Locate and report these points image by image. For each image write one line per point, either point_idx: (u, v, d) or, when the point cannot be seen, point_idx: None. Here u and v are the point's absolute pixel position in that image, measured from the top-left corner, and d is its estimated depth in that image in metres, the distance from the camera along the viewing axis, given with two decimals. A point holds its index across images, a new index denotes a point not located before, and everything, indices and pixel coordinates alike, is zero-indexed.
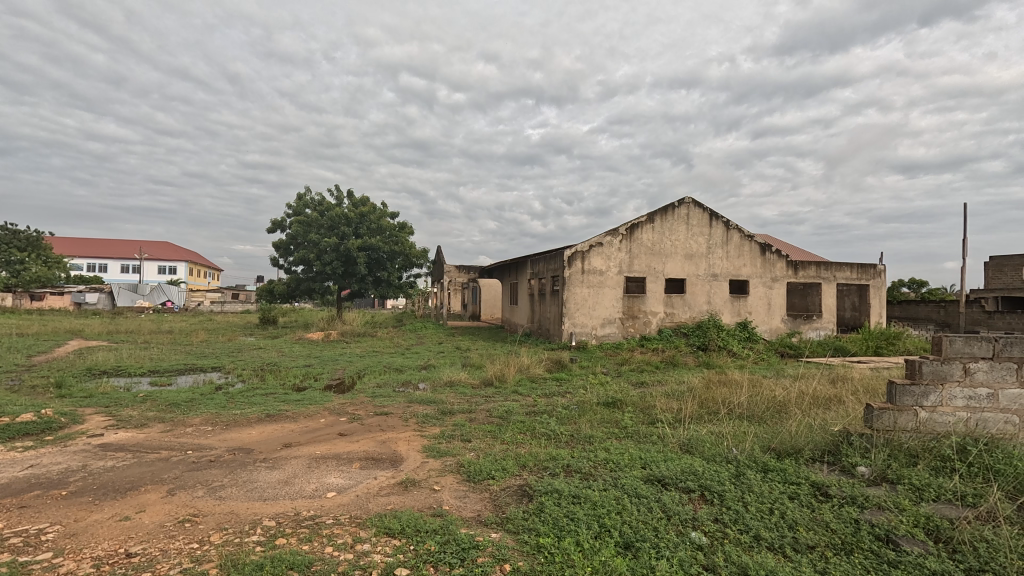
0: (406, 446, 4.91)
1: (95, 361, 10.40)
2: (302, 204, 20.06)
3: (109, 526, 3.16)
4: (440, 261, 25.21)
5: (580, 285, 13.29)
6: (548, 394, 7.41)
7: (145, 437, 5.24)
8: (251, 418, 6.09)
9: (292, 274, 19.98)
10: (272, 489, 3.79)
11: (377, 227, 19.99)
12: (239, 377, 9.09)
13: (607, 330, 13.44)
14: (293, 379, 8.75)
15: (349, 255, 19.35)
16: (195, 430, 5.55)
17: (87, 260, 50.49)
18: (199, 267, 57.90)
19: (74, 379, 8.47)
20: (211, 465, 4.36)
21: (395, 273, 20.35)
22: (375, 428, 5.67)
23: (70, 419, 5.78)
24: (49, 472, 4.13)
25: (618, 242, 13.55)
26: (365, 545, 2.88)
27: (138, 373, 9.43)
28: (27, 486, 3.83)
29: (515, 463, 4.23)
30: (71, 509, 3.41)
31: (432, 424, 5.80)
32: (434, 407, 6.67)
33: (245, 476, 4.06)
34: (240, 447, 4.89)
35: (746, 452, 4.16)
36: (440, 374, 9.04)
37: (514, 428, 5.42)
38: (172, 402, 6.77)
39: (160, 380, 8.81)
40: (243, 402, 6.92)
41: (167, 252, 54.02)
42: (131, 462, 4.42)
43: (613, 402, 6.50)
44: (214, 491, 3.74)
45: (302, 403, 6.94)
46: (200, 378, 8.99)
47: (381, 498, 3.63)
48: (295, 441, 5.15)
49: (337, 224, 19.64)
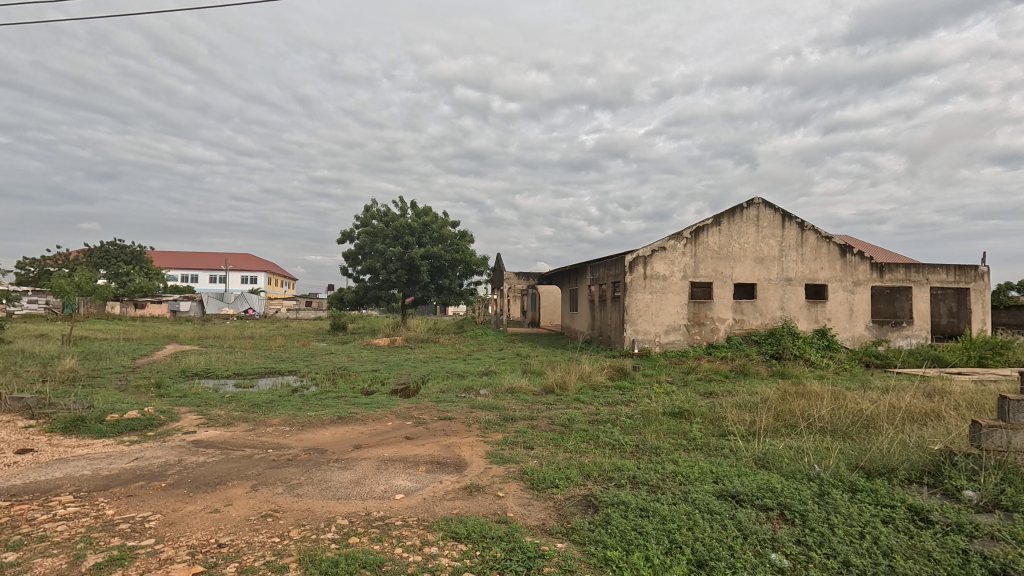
0: (469, 452, 4.97)
1: (188, 364, 11.33)
2: (368, 216, 20.95)
3: (202, 517, 3.42)
4: (498, 268, 25.37)
5: (643, 291, 12.93)
6: (611, 403, 7.24)
7: (232, 435, 5.65)
8: (325, 419, 6.40)
9: (359, 283, 20.84)
10: (345, 489, 3.95)
11: (438, 236, 20.49)
12: (312, 380, 9.60)
13: (671, 338, 13.00)
14: (361, 383, 9.12)
15: (412, 263, 19.92)
16: (275, 430, 5.90)
17: (182, 271, 55.55)
18: (276, 278, 62.13)
19: (171, 381, 9.31)
20: (289, 464, 4.61)
21: (456, 281, 20.82)
22: (439, 432, 5.78)
23: (167, 417, 6.33)
24: (150, 464, 4.54)
25: (682, 246, 13.09)
26: (432, 548, 2.93)
27: (224, 375, 10.20)
28: (133, 476, 4.22)
29: (579, 472, 4.16)
30: (169, 500, 3.72)
31: (494, 429, 5.85)
32: (496, 413, 6.72)
33: (319, 476, 4.27)
34: (315, 447, 5.16)
35: (830, 469, 3.86)
36: (501, 380, 9.07)
37: (576, 436, 5.35)
38: (254, 403, 7.24)
39: (243, 382, 9.48)
40: (317, 404, 7.31)
41: (250, 264, 58.54)
42: (218, 458, 4.77)
43: (679, 413, 6.24)
44: (292, 488, 3.96)
45: (370, 405, 7.23)
46: (278, 381, 9.58)
47: (447, 502, 3.69)
48: (365, 443, 5.36)
49: (402, 234, 20.24)
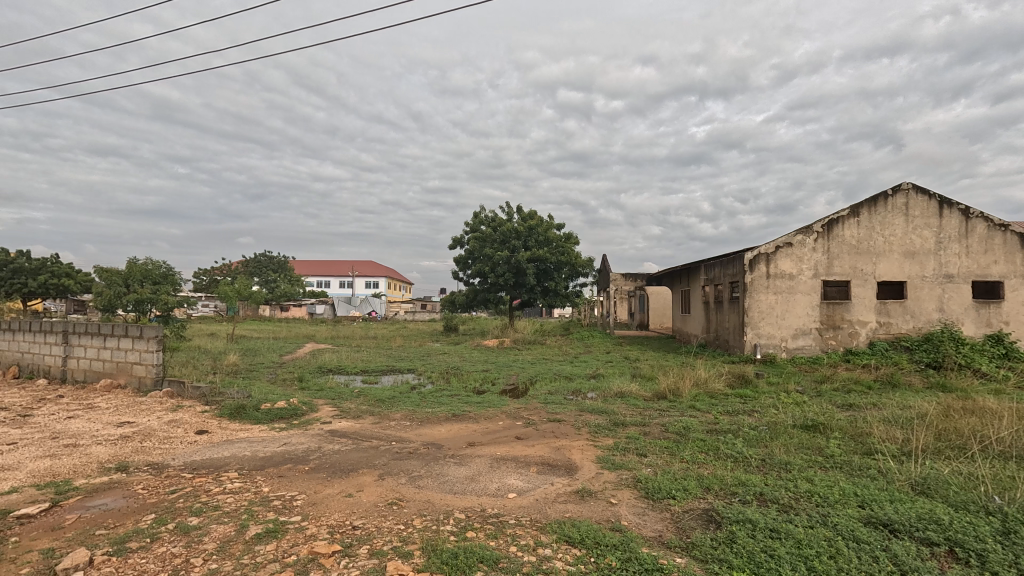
0: (580, 455, 4.93)
1: (324, 361, 12.65)
2: (477, 222, 21.78)
3: (338, 500, 3.78)
4: (604, 270, 24.95)
5: (765, 292, 11.85)
6: (731, 412, 6.73)
7: (361, 427, 6.19)
8: (441, 416, 6.75)
9: (470, 286, 21.70)
10: (461, 484, 4.13)
11: (544, 239, 20.68)
12: (429, 379, 10.18)
13: (800, 343, 11.78)
14: (473, 383, 9.48)
15: (519, 267, 20.30)
16: (398, 424, 6.36)
17: (317, 278, 62.29)
18: (395, 283, 67.07)
19: (311, 376, 10.46)
20: (411, 456, 4.94)
21: (562, 283, 20.84)
22: (549, 434, 5.81)
23: (308, 408, 7.11)
24: (296, 449, 5.14)
25: (811, 242, 11.81)
26: (546, 550, 2.94)
27: (354, 372, 11.22)
28: (283, 459, 4.80)
29: (697, 485, 3.92)
30: (311, 482, 4.17)
31: (605, 434, 5.73)
32: (606, 417, 6.58)
33: (438, 469, 4.51)
34: (433, 442, 5.46)
35: (1018, 503, 3.21)
36: (610, 384, 8.86)
37: (692, 445, 5.05)
38: (379, 398, 7.87)
39: (370, 379, 10.36)
40: (434, 401, 7.74)
41: (373, 270, 63.88)
42: (351, 447, 5.25)
43: (812, 426, 5.62)
44: (414, 480, 4.23)
45: (482, 405, 7.48)
46: (399, 379, 10.32)
47: (559, 504, 3.69)
48: (478, 441, 5.56)
49: (508, 238, 20.74)
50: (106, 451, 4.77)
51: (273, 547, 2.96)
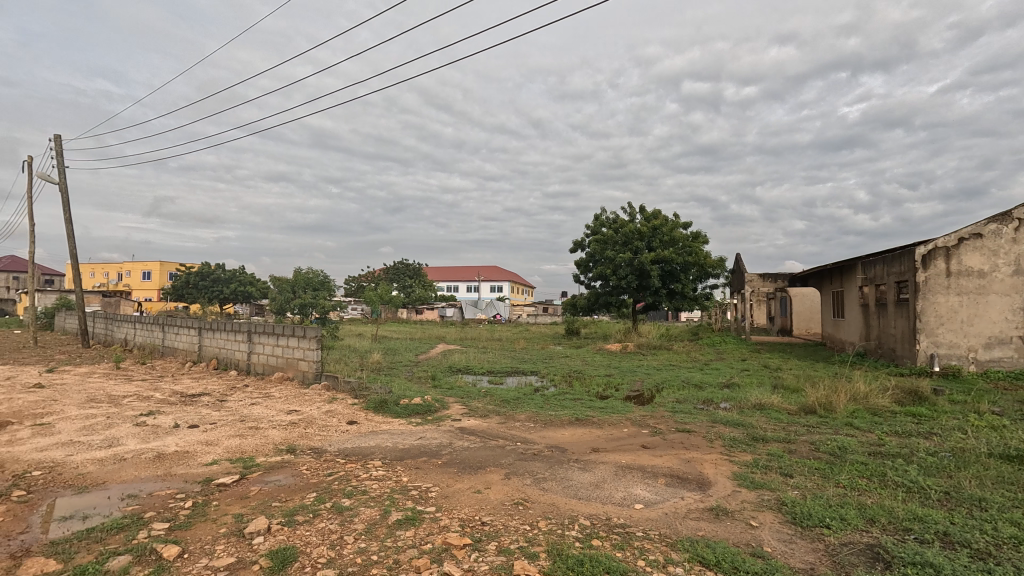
0: (713, 470, 4.60)
1: (454, 361, 13.45)
2: (598, 224, 21.52)
3: (468, 495, 3.97)
4: (738, 270, 23.03)
5: (946, 293, 9.93)
6: (900, 433, 5.77)
7: (488, 426, 6.46)
8: (564, 420, 6.76)
9: (591, 289, 21.45)
10: (586, 490, 4.08)
11: (669, 239, 19.76)
12: (551, 381, 10.28)
13: (994, 353, 9.79)
14: (596, 387, 9.36)
15: (642, 269, 19.59)
16: (522, 425, 6.51)
17: (447, 283, 66.60)
18: (518, 287, 69.14)
19: (443, 375, 11.19)
20: (535, 458, 5.02)
21: (690, 285, 19.70)
22: (677, 445, 5.50)
23: (440, 405, 7.60)
24: (431, 443, 5.52)
25: (1009, 231, 9.81)
26: (677, 568, 2.79)
27: (481, 373, 11.75)
28: (420, 452, 5.19)
29: (858, 515, 3.42)
30: (444, 476, 4.45)
31: (741, 449, 5.27)
32: (742, 430, 6.06)
33: (562, 473, 4.52)
34: (556, 445, 5.50)
35: None
36: (746, 395, 8.14)
37: (849, 469, 4.44)
38: (504, 399, 8.14)
39: (496, 380, 10.77)
40: (557, 404, 7.78)
41: (497, 275, 66.55)
42: (479, 445, 5.50)
43: (1016, 457, 4.60)
44: (539, 482, 4.29)
45: (605, 410, 7.34)
46: (523, 380, 10.57)
47: (690, 520, 3.47)
48: (602, 447, 5.46)
49: (631, 239, 20.16)
50: (279, 434, 5.57)
51: (412, 534, 3.21)
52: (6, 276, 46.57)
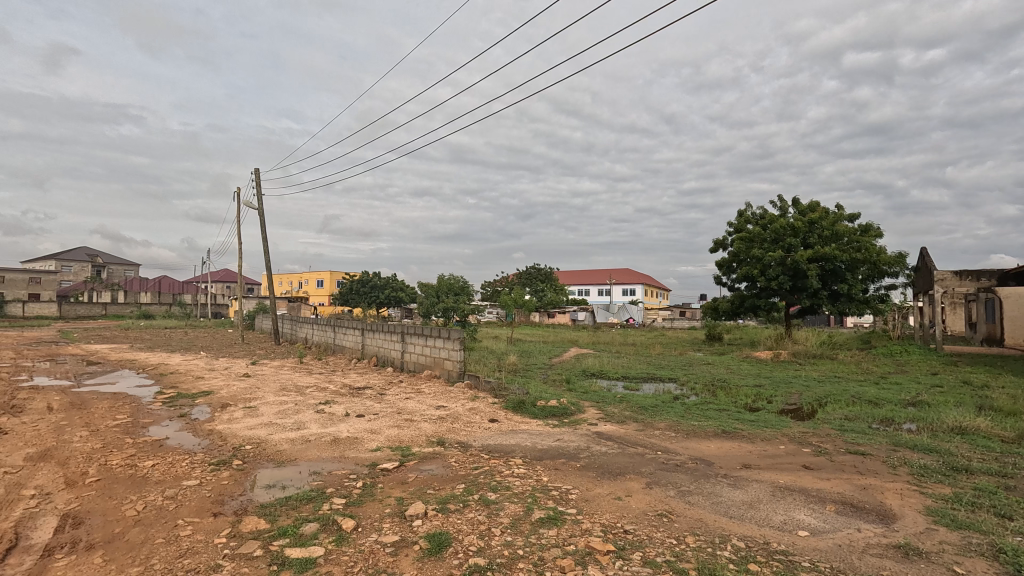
0: (898, 501, 3.94)
1: (588, 365, 13.39)
2: (743, 221, 19.80)
3: (609, 501, 3.92)
4: (923, 267, 19.44)
5: None
6: None
7: (626, 432, 6.30)
8: (709, 431, 6.32)
9: (735, 292, 19.77)
10: (738, 509, 3.77)
11: (830, 234, 17.48)
12: (693, 390, 9.68)
13: None
14: (744, 398, 8.60)
15: (797, 268, 17.50)
16: (662, 434, 6.23)
17: (578, 286, 66.63)
18: (652, 290, 66.57)
19: (578, 378, 11.20)
20: (678, 469, 4.77)
21: (858, 286, 17.18)
22: (849, 468, 4.82)
23: (576, 408, 7.62)
24: (569, 446, 5.55)
25: None
26: None
27: (616, 378, 11.50)
28: (558, 453, 5.25)
29: None
30: (583, 479, 4.44)
31: (936, 479, 4.43)
32: (936, 457, 5.09)
33: (709, 488, 4.23)
34: (702, 458, 5.16)
35: None
36: (940, 416, 6.82)
37: None
38: (642, 406, 7.87)
39: (631, 385, 10.47)
40: (700, 414, 7.31)
41: (629, 277, 64.84)
42: (617, 451, 5.40)
43: None
44: (684, 495, 4.06)
45: (757, 424, 6.70)
46: (661, 387, 10.11)
47: (871, 557, 3.01)
48: (754, 463, 5.00)
49: (782, 236, 18.14)
50: (430, 427, 6.05)
51: (555, 534, 3.26)
52: (222, 286, 57.69)
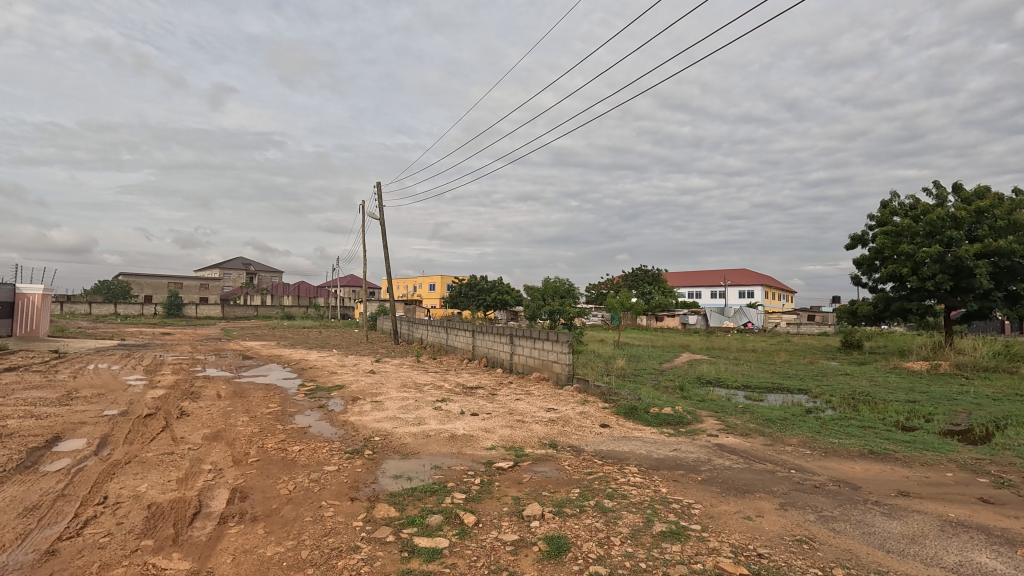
0: None
1: (703, 372, 12.59)
2: (887, 213, 17.42)
3: (736, 520, 3.63)
4: None
5: None
6: None
7: (752, 446, 5.82)
8: (853, 451, 5.61)
9: (878, 294, 17.40)
10: (896, 543, 3.29)
11: (1005, 224, 14.77)
12: (829, 403, 8.66)
13: None
14: (895, 415, 7.50)
15: (962, 265, 14.93)
16: (795, 450, 5.65)
17: (688, 288, 63.28)
18: (773, 292, 61.09)
19: (692, 385, 10.59)
20: (817, 491, 4.28)
21: None
22: None
23: (693, 417, 7.20)
24: (687, 457, 5.25)
25: None
26: None
27: (735, 387, 10.67)
28: (676, 464, 4.99)
29: None
30: (706, 494, 4.16)
31: None
32: None
33: (858, 515, 3.74)
34: (845, 481, 4.58)
35: None
36: None
37: None
38: (768, 418, 7.21)
39: (754, 396, 9.64)
40: (839, 431, 6.52)
41: (747, 279, 60.19)
42: (743, 466, 5.00)
43: None
44: (827, 520, 3.63)
45: (914, 445, 5.80)
46: (790, 399, 9.18)
47: None
48: (914, 491, 4.34)
49: (940, 229, 15.46)
50: (541, 430, 6.08)
51: (679, 550, 3.09)
52: (349, 290, 63.56)
